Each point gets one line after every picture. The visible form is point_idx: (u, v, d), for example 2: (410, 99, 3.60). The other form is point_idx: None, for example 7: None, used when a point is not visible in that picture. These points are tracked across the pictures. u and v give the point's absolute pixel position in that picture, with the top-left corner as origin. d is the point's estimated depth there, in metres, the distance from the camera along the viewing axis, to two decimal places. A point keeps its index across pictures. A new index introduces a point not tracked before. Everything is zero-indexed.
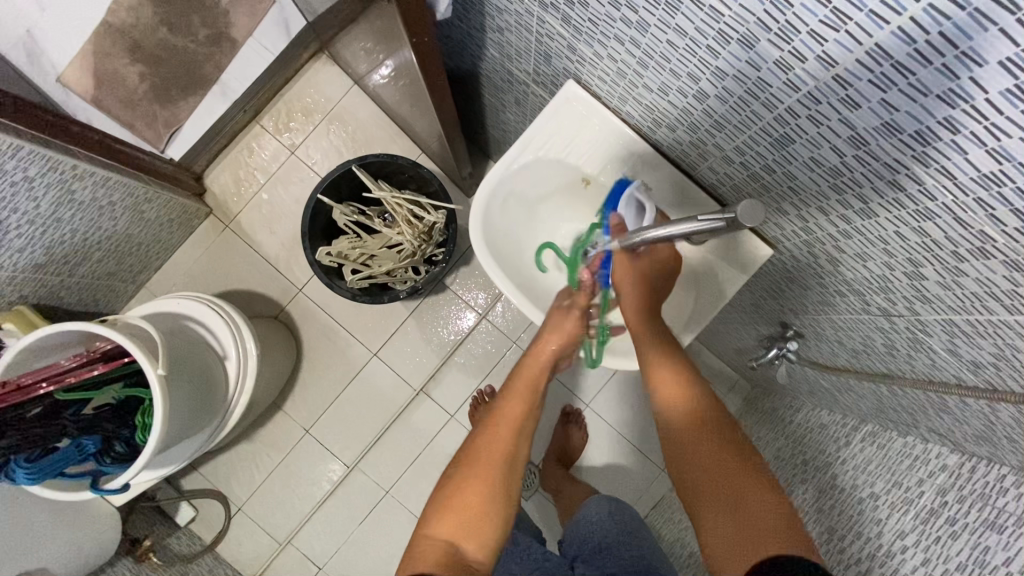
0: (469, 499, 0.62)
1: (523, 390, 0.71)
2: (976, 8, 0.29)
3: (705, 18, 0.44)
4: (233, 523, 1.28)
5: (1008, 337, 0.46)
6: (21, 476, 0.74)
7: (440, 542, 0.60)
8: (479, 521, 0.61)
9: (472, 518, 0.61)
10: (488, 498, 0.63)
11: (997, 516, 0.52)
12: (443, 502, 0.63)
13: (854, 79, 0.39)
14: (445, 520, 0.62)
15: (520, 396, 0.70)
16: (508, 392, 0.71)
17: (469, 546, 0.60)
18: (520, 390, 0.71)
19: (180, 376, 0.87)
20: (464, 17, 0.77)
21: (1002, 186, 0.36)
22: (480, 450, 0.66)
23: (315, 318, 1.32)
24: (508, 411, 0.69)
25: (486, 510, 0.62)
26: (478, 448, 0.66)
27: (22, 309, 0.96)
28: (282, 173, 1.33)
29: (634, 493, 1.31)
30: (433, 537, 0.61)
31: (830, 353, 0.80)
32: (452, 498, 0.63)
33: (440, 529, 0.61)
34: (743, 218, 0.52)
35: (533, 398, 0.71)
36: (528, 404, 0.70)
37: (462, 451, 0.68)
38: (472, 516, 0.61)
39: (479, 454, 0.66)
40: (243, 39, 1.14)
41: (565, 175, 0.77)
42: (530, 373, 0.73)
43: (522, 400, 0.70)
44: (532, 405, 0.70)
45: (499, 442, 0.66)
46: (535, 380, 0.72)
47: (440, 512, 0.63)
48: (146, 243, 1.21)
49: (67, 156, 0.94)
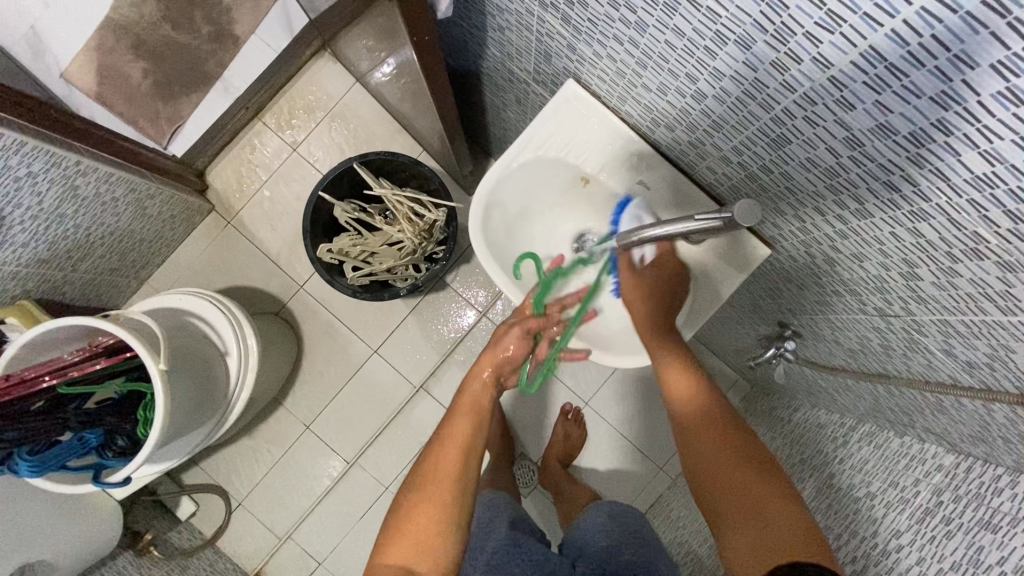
0: (421, 525, 0.64)
1: (468, 413, 0.73)
2: (968, 12, 0.29)
3: (703, 19, 0.44)
4: (234, 518, 1.29)
5: (1003, 338, 0.46)
6: (24, 468, 0.75)
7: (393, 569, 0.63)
8: (432, 544, 0.63)
9: (425, 543, 0.63)
10: (440, 524, 0.64)
11: (991, 516, 0.52)
12: (395, 530, 0.65)
13: (849, 81, 0.39)
14: (397, 550, 0.64)
15: (466, 420, 0.72)
16: (453, 418, 0.73)
17: (422, 567, 0.62)
18: (463, 414, 0.73)
19: (181, 372, 0.87)
20: (465, 17, 0.77)
21: (994, 187, 0.36)
22: (428, 477, 0.68)
23: (316, 315, 1.33)
24: (455, 435, 0.71)
25: (438, 534, 0.64)
26: (430, 472, 0.68)
27: (26, 304, 0.96)
28: (284, 170, 1.34)
29: (633, 492, 1.31)
30: (388, 561, 0.63)
31: (828, 353, 0.80)
32: (404, 523, 0.65)
33: (395, 556, 0.63)
34: (741, 217, 0.52)
35: (475, 420, 0.73)
36: (474, 429, 0.72)
37: (410, 482, 0.69)
38: (425, 540, 0.63)
39: (426, 482, 0.67)
40: (245, 36, 1.15)
41: (564, 174, 0.77)
42: (472, 398, 0.75)
43: (467, 423, 0.72)
44: (478, 430, 0.72)
45: (445, 464, 0.68)
46: (478, 401, 0.74)
47: (393, 537, 0.65)
48: (148, 239, 1.22)
49: (70, 151, 0.95)
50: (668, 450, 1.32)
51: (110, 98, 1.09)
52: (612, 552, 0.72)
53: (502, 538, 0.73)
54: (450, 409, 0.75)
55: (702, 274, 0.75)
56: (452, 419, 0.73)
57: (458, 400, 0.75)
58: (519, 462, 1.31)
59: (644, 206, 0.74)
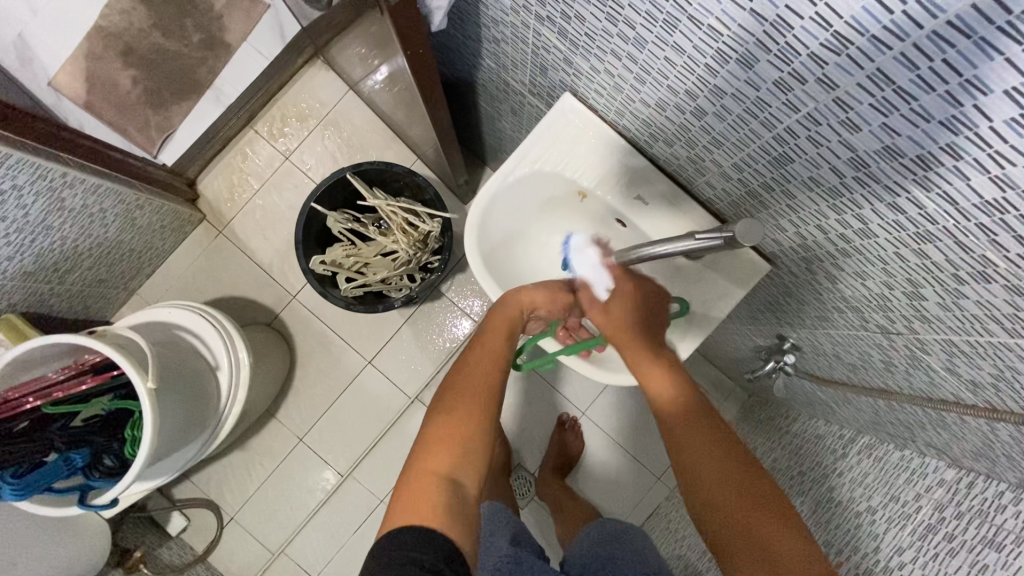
0: (464, 427, 0.61)
1: (502, 331, 0.71)
2: (982, 37, 0.28)
3: (704, 37, 0.43)
4: (224, 533, 1.27)
5: (1008, 359, 0.46)
6: (7, 491, 0.73)
7: (435, 479, 0.57)
8: (472, 449, 0.61)
9: (467, 443, 0.61)
10: (475, 425, 0.62)
11: (995, 534, 0.51)
12: (432, 440, 0.61)
13: (855, 102, 0.38)
14: (439, 455, 0.59)
15: (498, 334, 0.71)
16: (485, 336, 0.71)
17: (464, 476, 0.59)
18: (496, 333, 0.71)
19: (172, 385, 0.86)
20: (460, 28, 0.76)
21: (1004, 213, 0.35)
22: (464, 390, 0.65)
23: (309, 325, 1.31)
24: (486, 354, 0.69)
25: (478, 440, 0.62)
26: (462, 387, 0.66)
27: (12, 319, 0.94)
28: (276, 178, 1.32)
29: (629, 503, 1.30)
30: (428, 473, 0.58)
31: (828, 367, 0.79)
32: (441, 430, 0.61)
33: (435, 463, 0.59)
34: (743, 236, 0.51)
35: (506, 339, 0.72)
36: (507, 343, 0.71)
37: (444, 391, 0.66)
38: (468, 443, 0.61)
39: (462, 392, 0.65)
40: (237, 43, 1.11)
41: (561, 188, 0.76)
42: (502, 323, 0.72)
43: (500, 340, 0.71)
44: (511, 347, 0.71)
45: (482, 375, 0.67)
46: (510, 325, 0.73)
47: (426, 449, 0.60)
48: (138, 250, 1.20)
49: (55, 163, 0.93)
50: (665, 460, 1.31)
51: (98, 106, 1.06)
52: (615, 569, 0.71)
53: (501, 552, 0.71)
54: (481, 329, 0.72)
55: (701, 288, 0.74)
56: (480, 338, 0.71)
57: (489, 319, 0.73)
58: (516, 473, 1.29)
59: (644, 219, 0.72)
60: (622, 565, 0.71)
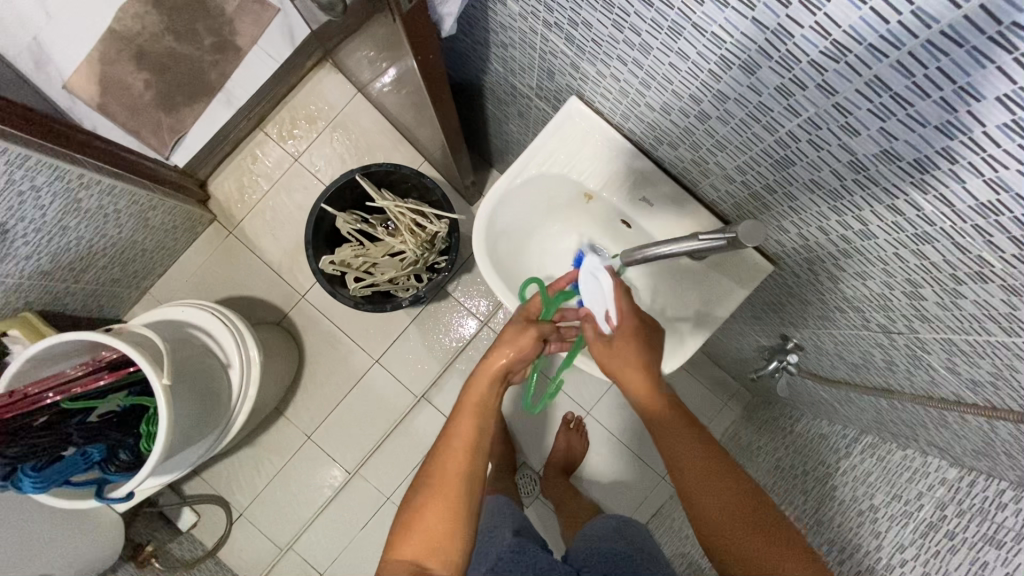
0: (433, 525, 0.60)
1: (472, 413, 0.67)
2: (974, 46, 0.29)
3: (707, 44, 0.44)
4: (235, 528, 1.29)
5: (1006, 358, 0.47)
6: (28, 485, 0.74)
7: (406, 566, 0.59)
8: (446, 540, 0.60)
9: (439, 540, 0.60)
10: (450, 517, 0.60)
11: (996, 531, 0.52)
12: (406, 527, 0.61)
13: (854, 107, 0.40)
14: (410, 545, 0.60)
15: (467, 417, 0.66)
16: (457, 419, 0.67)
17: (434, 563, 0.59)
18: (469, 413, 0.67)
19: (185, 384, 0.87)
20: (468, 33, 0.77)
21: (999, 215, 0.36)
22: (432, 486, 0.63)
23: (317, 324, 1.33)
24: (458, 439, 0.65)
25: (451, 533, 0.60)
26: (441, 474, 0.63)
27: (29, 317, 0.97)
28: (285, 179, 1.34)
29: (633, 502, 1.31)
30: (400, 560, 0.60)
31: (830, 365, 0.80)
32: (415, 519, 0.61)
33: (407, 552, 0.60)
34: (744, 237, 0.52)
35: (484, 415, 0.67)
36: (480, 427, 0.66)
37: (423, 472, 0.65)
38: (439, 540, 0.60)
39: (432, 487, 0.62)
40: (248, 47, 1.13)
41: (566, 190, 0.78)
42: (477, 399, 0.67)
43: (471, 423, 0.66)
44: (484, 429, 0.66)
45: (454, 465, 0.63)
46: (485, 398, 0.68)
47: (403, 535, 0.61)
48: (150, 250, 1.22)
49: (74, 165, 0.95)
50: (669, 459, 1.32)
51: (111, 108, 1.07)
52: (620, 562, 0.72)
53: (506, 542, 0.72)
54: (455, 410, 0.68)
55: (704, 287, 0.75)
56: (456, 420, 0.67)
57: (462, 398, 0.68)
58: (521, 471, 1.31)
59: (649, 220, 0.74)
60: (628, 559, 0.73)
